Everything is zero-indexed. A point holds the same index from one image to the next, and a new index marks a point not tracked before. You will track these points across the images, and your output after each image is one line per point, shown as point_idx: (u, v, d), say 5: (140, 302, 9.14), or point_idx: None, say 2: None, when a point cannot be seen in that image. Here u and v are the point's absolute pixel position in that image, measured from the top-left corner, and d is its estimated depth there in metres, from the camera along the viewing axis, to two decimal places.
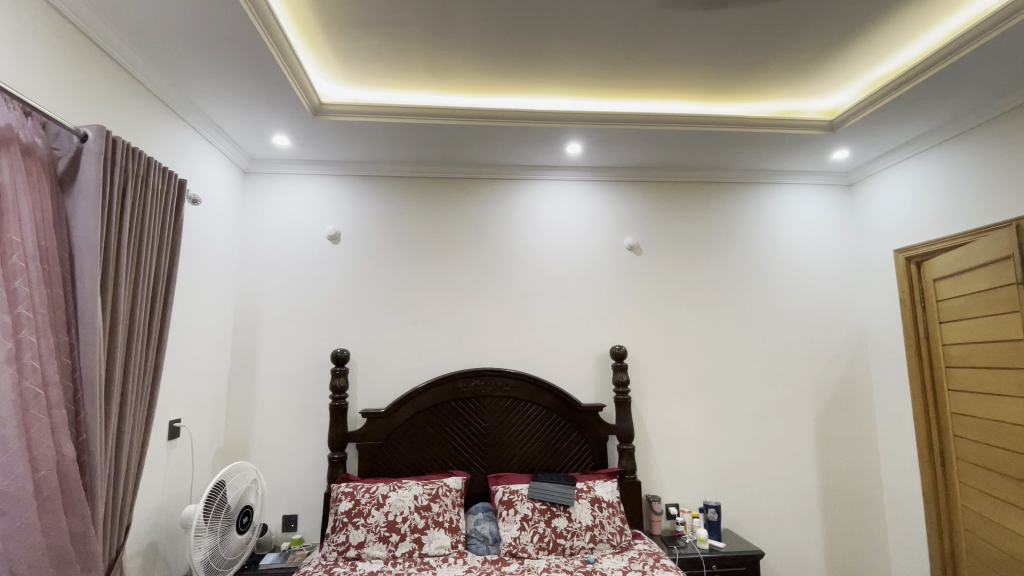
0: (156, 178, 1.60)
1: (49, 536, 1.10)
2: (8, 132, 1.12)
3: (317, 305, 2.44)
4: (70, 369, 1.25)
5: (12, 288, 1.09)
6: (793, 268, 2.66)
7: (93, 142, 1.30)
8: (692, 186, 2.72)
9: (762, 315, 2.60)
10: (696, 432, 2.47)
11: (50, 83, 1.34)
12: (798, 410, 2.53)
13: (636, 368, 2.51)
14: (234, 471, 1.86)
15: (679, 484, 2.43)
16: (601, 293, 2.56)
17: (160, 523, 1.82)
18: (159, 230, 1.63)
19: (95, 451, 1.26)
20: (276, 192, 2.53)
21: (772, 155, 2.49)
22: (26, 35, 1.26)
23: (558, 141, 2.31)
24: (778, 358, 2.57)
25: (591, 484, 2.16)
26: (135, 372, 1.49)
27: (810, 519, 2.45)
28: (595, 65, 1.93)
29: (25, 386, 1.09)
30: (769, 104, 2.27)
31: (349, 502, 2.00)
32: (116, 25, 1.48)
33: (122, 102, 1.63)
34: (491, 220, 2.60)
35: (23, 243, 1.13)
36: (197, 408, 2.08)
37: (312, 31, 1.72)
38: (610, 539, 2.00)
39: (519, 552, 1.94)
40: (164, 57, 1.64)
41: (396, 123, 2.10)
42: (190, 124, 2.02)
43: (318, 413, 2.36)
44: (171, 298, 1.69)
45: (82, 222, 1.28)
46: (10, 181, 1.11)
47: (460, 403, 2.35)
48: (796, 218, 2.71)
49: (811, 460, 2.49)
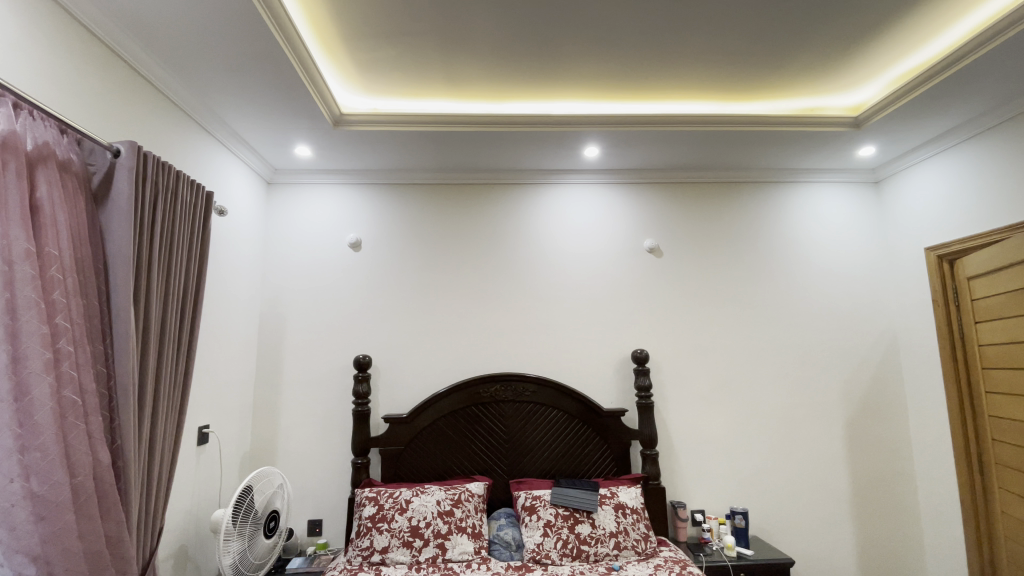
0: (184, 190, 1.64)
1: (86, 541, 1.13)
2: (45, 149, 1.16)
3: (340, 312, 2.47)
4: (105, 377, 1.29)
5: (51, 300, 1.13)
6: (819, 268, 2.60)
7: (125, 157, 1.34)
8: (713, 187, 2.68)
9: (787, 316, 2.55)
10: (721, 437, 2.43)
11: (83, 102, 1.39)
12: (827, 413, 2.47)
13: (658, 372, 2.48)
14: (261, 476, 1.88)
15: (704, 489, 2.39)
16: (622, 296, 2.54)
17: (190, 527, 1.86)
18: (188, 241, 1.66)
19: (130, 457, 1.30)
20: (300, 201, 2.58)
21: (794, 154, 2.45)
22: (61, 54, 1.31)
23: (576, 145, 2.31)
24: (805, 360, 2.51)
25: (614, 490, 2.14)
26: (167, 380, 1.53)
27: (841, 525, 2.38)
28: (613, 68, 1.93)
29: (64, 395, 1.12)
30: (791, 102, 2.23)
31: (373, 507, 2.02)
32: (145, 43, 1.53)
33: (152, 116, 1.68)
34: (510, 224, 2.60)
35: (61, 256, 1.16)
36: (224, 414, 2.12)
37: (333, 43, 1.75)
38: (635, 546, 1.97)
39: (543, 559, 1.92)
40: (191, 73, 1.69)
41: (416, 131, 2.12)
42: (215, 136, 2.06)
43: (341, 418, 2.39)
44: (200, 306, 1.72)
45: (116, 234, 1.32)
46: (48, 197, 1.15)
47: (480, 409, 2.35)
48: (821, 218, 2.65)
49: (841, 465, 2.43)
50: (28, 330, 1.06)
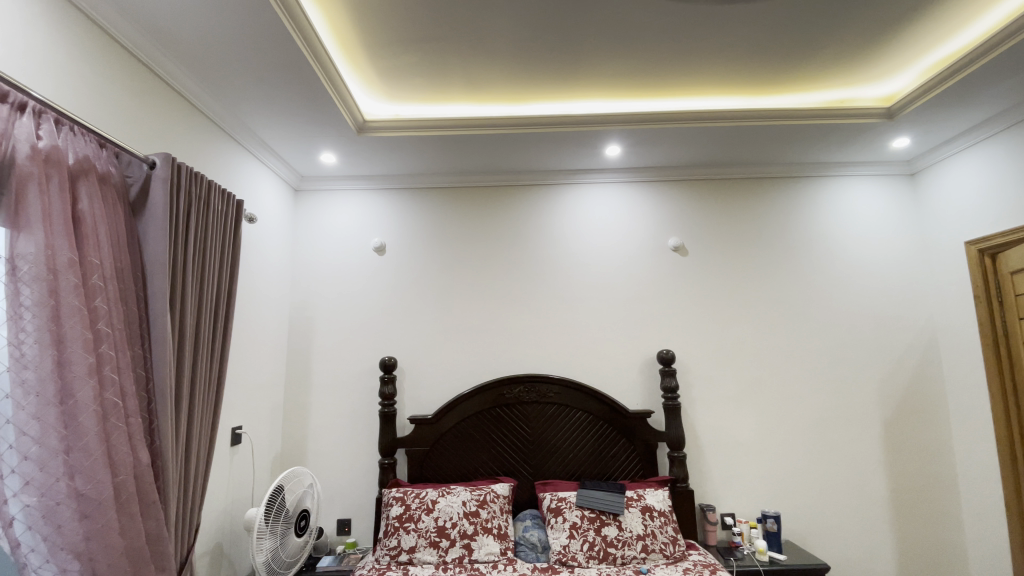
0: (215, 199, 1.69)
1: (128, 538, 1.18)
2: (86, 163, 1.22)
3: (366, 315, 2.52)
4: (145, 380, 1.35)
5: (93, 306, 1.18)
6: (852, 265, 2.52)
7: (161, 168, 1.40)
8: (739, 183, 2.62)
9: (818, 315, 2.47)
10: (751, 439, 2.38)
11: (119, 118, 1.45)
12: (863, 414, 2.38)
13: (684, 372, 2.44)
14: (292, 476, 1.93)
15: (734, 492, 2.34)
16: (645, 296, 2.51)
17: (224, 525, 1.92)
18: (220, 248, 1.72)
19: (167, 457, 1.35)
20: (326, 207, 2.64)
21: (824, 147, 2.38)
22: (99, 74, 1.38)
23: (597, 144, 2.29)
24: (837, 360, 2.43)
25: (641, 492, 2.11)
26: (202, 382, 1.59)
27: (879, 530, 2.30)
28: (633, 66, 1.91)
29: (105, 397, 1.17)
30: (819, 95, 2.17)
31: (400, 507, 2.04)
32: (179, 59, 1.60)
33: (186, 129, 1.75)
34: (532, 225, 2.61)
35: (102, 264, 1.22)
36: (256, 416, 2.19)
37: (354, 51, 1.79)
38: (663, 549, 1.94)
39: (569, 561, 1.91)
40: (220, 84, 1.75)
41: (437, 135, 2.15)
42: (245, 146, 2.13)
43: (368, 420, 2.43)
44: (232, 310, 1.78)
45: (153, 243, 1.38)
46: (89, 209, 1.20)
47: (505, 410, 2.36)
48: (853, 212, 2.57)
49: (878, 468, 2.34)
50: (72, 335, 1.11)
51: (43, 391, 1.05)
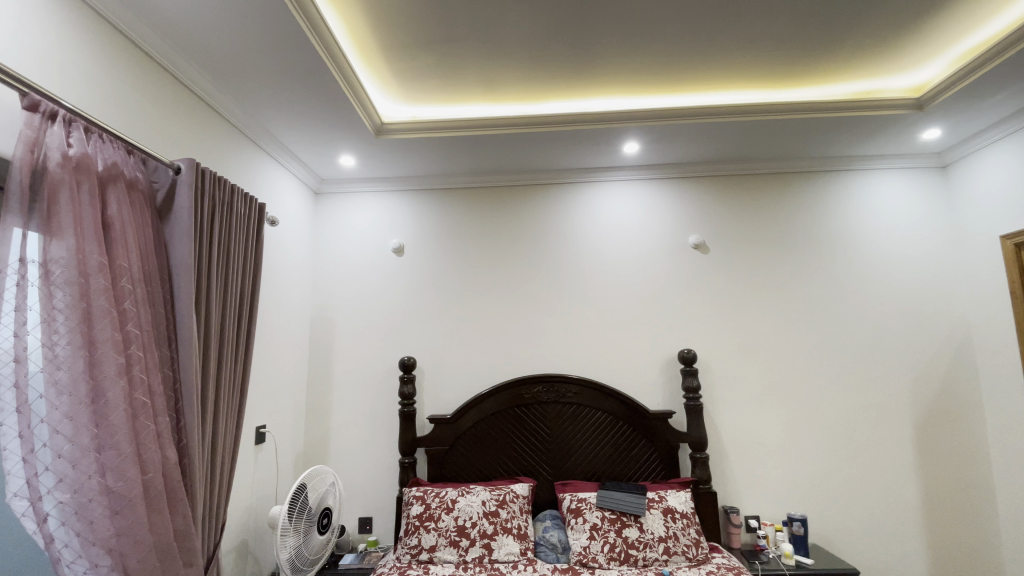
0: (238, 203, 1.72)
1: (157, 534, 1.21)
2: (114, 169, 1.26)
3: (385, 315, 2.54)
4: (172, 380, 1.38)
5: (122, 309, 1.21)
6: (880, 261, 2.44)
7: (186, 173, 1.43)
8: (761, 178, 2.57)
9: (844, 312, 2.41)
10: (776, 440, 2.32)
11: (145, 127, 1.49)
12: (893, 415, 2.31)
13: (706, 372, 2.40)
14: (314, 475, 1.96)
15: (758, 494, 2.29)
16: (665, 294, 2.48)
17: (249, 522, 1.96)
18: (243, 251, 1.76)
19: (194, 456, 1.39)
20: (346, 209, 2.67)
21: (849, 141, 2.31)
22: (126, 84, 1.42)
23: (615, 142, 2.27)
24: (865, 359, 2.36)
25: (662, 494, 2.08)
26: (227, 382, 1.62)
27: (910, 535, 2.22)
28: (650, 62, 1.88)
29: (135, 397, 1.21)
30: (844, 86, 2.11)
31: (421, 506, 2.06)
32: (202, 66, 1.64)
33: (210, 135, 1.79)
34: (549, 224, 2.60)
35: (130, 268, 1.26)
36: (279, 415, 2.23)
37: (371, 54, 1.80)
38: (686, 552, 1.92)
39: (590, 562, 1.89)
40: (242, 91, 1.79)
41: (454, 136, 2.16)
42: (266, 150, 2.17)
43: (388, 419, 2.45)
44: (255, 312, 1.82)
45: (178, 246, 1.41)
46: (118, 214, 1.24)
47: (523, 410, 2.36)
48: (881, 207, 2.49)
49: (908, 470, 2.27)
50: (102, 336, 1.14)
51: (76, 391, 1.09)
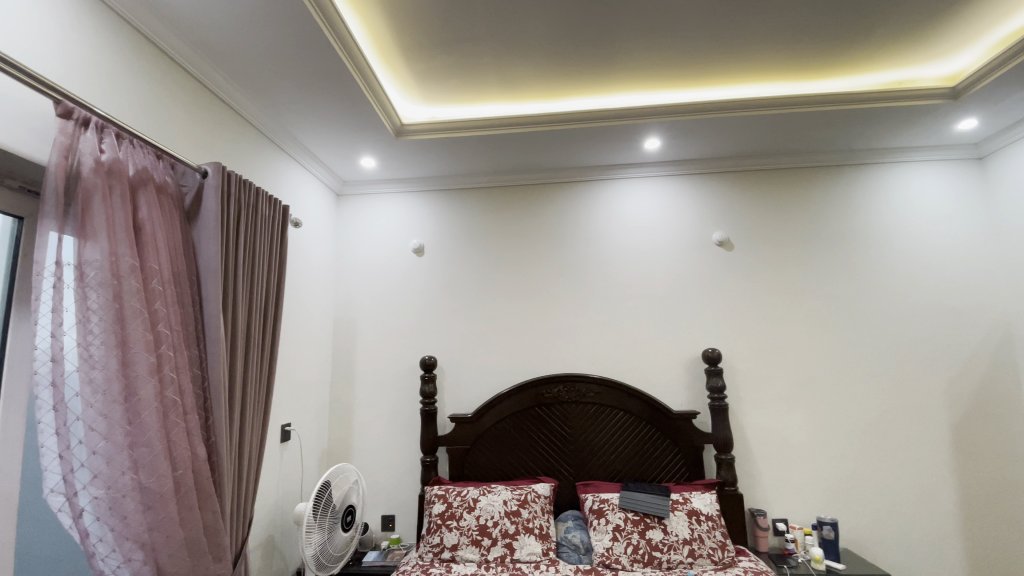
0: (263, 205, 1.75)
1: (187, 529, 1.24)
2: (145, 174, 1.29)
3: (406, 315, 2.56)
4: (201, 379, 1.42)
5: (153, 309, 1.25)
6: (913, 256, 2.35)
7: (212, 177, 1.47)
8: (787, 173, 2.50)
9: (876, 310, 2.33)
10: (805, 441, 2.26)
11: (175, 133, 1.53)
12: (928, 416, 2.22)
13: (731, 372, 2.35)
14: (338, 472, 1.99)
15: (786, 497, 2.23)
16: (688, 292, 2.44)
17: (276, 518, 2.00)
18: (269, 252, 1.79)
19: (222, 453, 1.42)
20: (367, 210, 2.70)
21: (880, 133, 2.24)
22: (155, 92, 1.46)
23: (635, 138, 2.24)
24: (899, 359, 2.28)
25: (687, 496, 2.05)
26: (254, 381, 1.66)
27: (948, 541, 2.13)
28: (672, 56, 1.85)
29: (165, 396, 1.24)
30: (873, 77, 2.04)
31: (442, 505, 2.07)
32: (227, 71, 1.67)
33: (235, 139, 1.83)
34: (569, 222, 2.58)
35: (160, 270, 1.29)
36: (304, 413, 2.26)
37: (391, 56, 1.82)
38: (711, 555, 1.88)
39: (613, 563, 1.87)
40: (266, 94, 1.82)
41: (473, 136, 2.16)
42: (290, 154, 2.21)
43: (410, 418, 2.47)
44: (280, 313, 1.85)
45: (206, 248, 1.44)
46: (148, 217, 1.28)
47: (544, 410, 2.35)
48: (913, 201, 2.40)
49: (945, 474, 2.18)
50: (134, 336, 1.17)
51: (110, 390, 1.12)
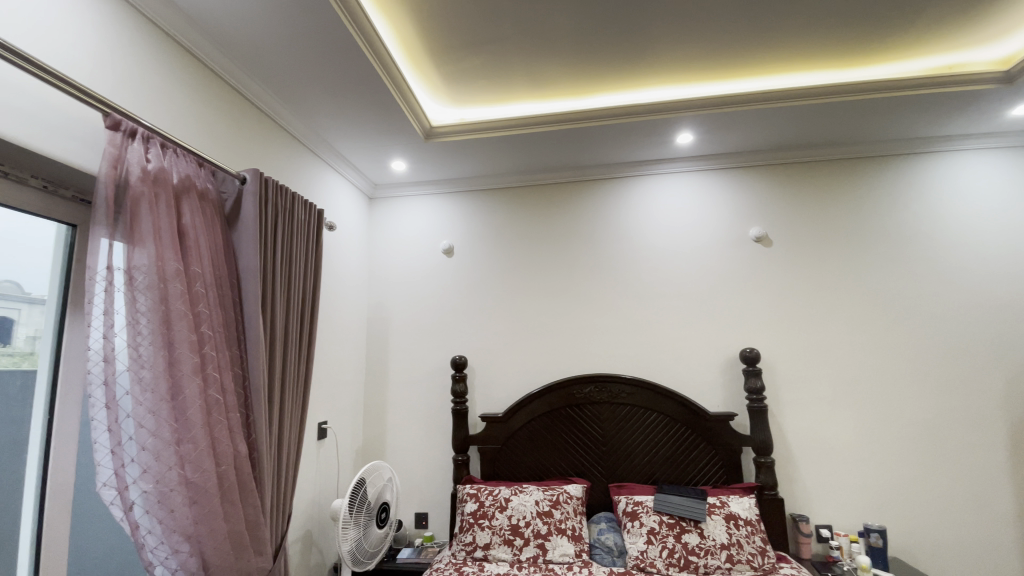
0: (298, 210, 1.80)
1: (229, 523, 1.29)
2: (187, 181, 1.35)
3: (437, 315, 2.59)
4: (242, 379, 1.47)
5: (196, 312, 1.30)
6: (968, 249, 2.22)
7: (251, 183, 1.52)
8: (828, 165, 2.40)
9: (926, 307, 2.21)
10: (850, 444, 2.17)
11: (214, 141, 1.59)
12: (985, 419, 2.09)
13: (770, 372, 2.28)
14: (372, 470, 2.02)
15: (831, 503, 2.14)
16: (722, 290, 2.37)
17: (313, 514, 2.05)
18: (304, 255, 1.84)
19: (263, 450, 1.47)
20: (398, 212, 2.74)
21: (929, 120, 2.12)
22: (197, 103, 1.53)
23: (666, 133, 2.20)
24: (953, 358, 2.15)
25: (724, 499, 1.99)
26: (292, 381, 1.70)
27: (1009, 552, 2.00)
28: (703, 49, 1.81)
29: (209, 394, 1.29)
30: (920, 62, 1.93)
31: (475, 504, 2.08)
32: (263, 80, 1.73)
33: (272, 145, 1.89)
34: (598, 220, 2.55)
35: (203, 274, 1.34)
36: (339, 412, 2.31)
37: (419, 59, 1.84)
38: (750, 561, 1.82)
39: (647, 567, 1.84)
40: (300, 101, 1.88)
41: (501, 136, 2.16)
42: (324, 158, 2.26)
43: (441, 417, 2.49)
44: (316, 315, 1.89)
45: (246, 251, 1.50)
46: (191, 223, 1.33)
47: (576, 410, 2.33)
48: (966, 191, 2.26)
49: (1005, 480, 2.04)
50: (179, 338, 1.23)
51: (157, 388, 1.17)
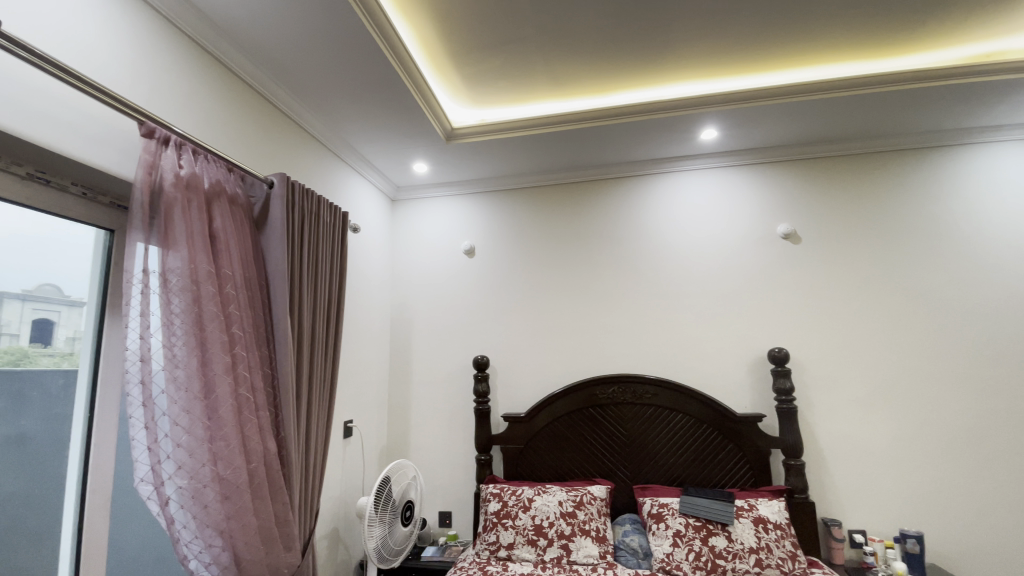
0: (324, 213, 1.84)
1: (260, 519, 1.32)
2: (218, 186, 1.39)
3: (459, 315, 2.61)
4: (271, 378, 1.50)
5: (228, 313, 1.34)
6: (1011, 244, 2.12)
7: (278, 187, 1.56)
8: (859, 159, 2.33)
9: (965, 304, 2.12)
10: (884, 447, 2.09)
11: (243, 147, 1.64)
12: None
13: (799, 372, 2.22)
14: (397, 469, 2.05)
15: (865, 507, 2.07)
16: (748, 288, 2.32)
17: (340, 512, 2.08)
18: (330, 257, 1.88)
19: (291, 448, 1.50)
20: (420, 214, 2.77)
21: (967, 110, 2.03)
22: (227, 110, 1.58)
23: (689, 129, 2.16)
24: (995, 358, 2.06)
25: (752, 502, 1.95)
26: (319, 380, 1.74)
27: None
28: (726, 43, 1.78)
29: (240, 392, 1.33)
30: (956, 51, 1.86)
31: (498, 503, 2.09)
32: (288, 86, 1.77)
33: (297, 150, 1.93)
34: (620, 219, 2.53)
35: (234, 276, 1.38)
36: (364, 411, 2.35)
37: (440, 62, 1.86)
38: (781, 565, 1.78)
39: (673, 570, 1.81)
40: (324, 106, 1.92)
41: (521, 136, 2.16)
42: (348, 162, 2.31)
43: (464, 417, 2.50)
44: (341, 316, 1.93)
45: (274, 254, 1.53)
46: (221, 226, 1.37)
47: (599, 411, 2.31)
48: (1008, 183, 2.16)
49: None
50: (212, 338, 1.27)
51: (190, 386, 1.21)
